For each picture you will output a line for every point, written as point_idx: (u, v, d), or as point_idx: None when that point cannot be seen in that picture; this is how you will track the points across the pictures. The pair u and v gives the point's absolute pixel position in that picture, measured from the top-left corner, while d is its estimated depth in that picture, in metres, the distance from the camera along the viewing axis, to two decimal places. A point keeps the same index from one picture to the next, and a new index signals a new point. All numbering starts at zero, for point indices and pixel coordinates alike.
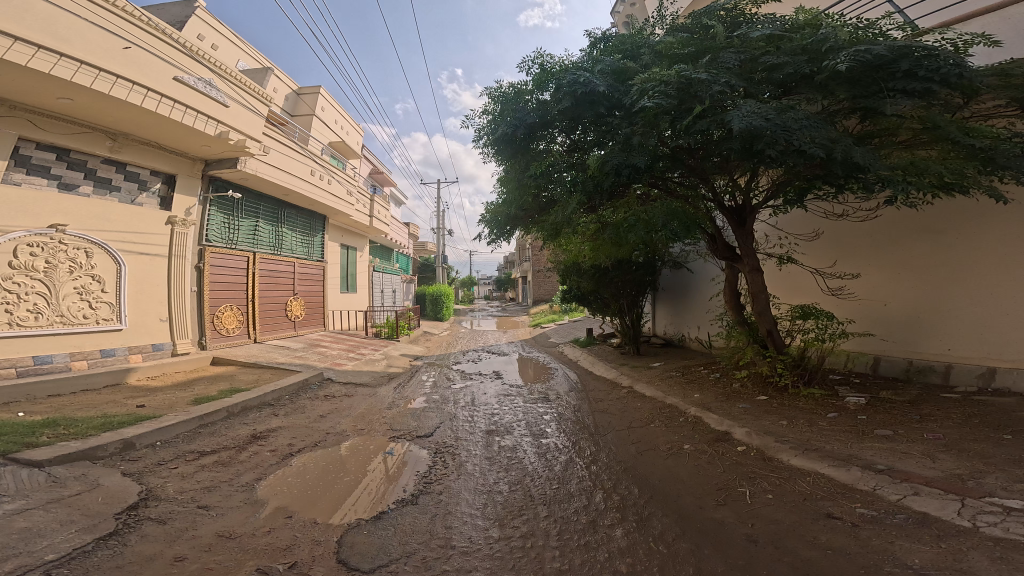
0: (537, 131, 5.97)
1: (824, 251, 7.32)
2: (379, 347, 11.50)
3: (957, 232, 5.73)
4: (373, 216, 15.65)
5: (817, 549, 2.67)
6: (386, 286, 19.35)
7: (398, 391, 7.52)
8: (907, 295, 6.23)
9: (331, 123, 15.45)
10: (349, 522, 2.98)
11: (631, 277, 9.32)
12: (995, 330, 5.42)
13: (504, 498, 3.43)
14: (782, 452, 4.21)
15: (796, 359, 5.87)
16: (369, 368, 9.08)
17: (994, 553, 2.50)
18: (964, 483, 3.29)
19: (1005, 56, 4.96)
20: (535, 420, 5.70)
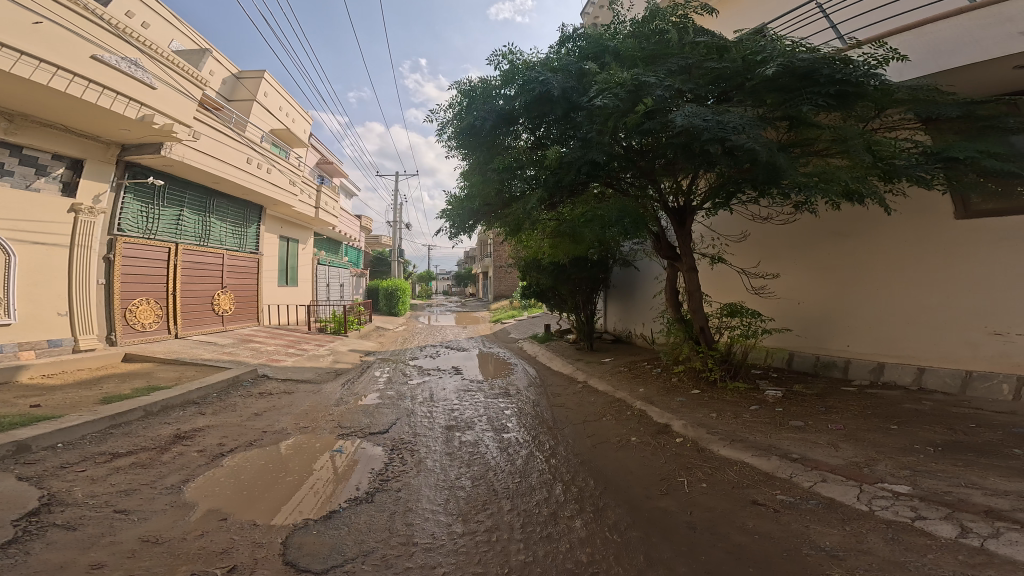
0: (505, 126, 5.91)
1: (750, 252, 7.67)
2: (325, 343, 11.20)
3: (862, 236, 6.11)
4: (319, 208, 15.28)
5: (746, 534, 2.81)
6: (334, 280, 18.91)
7: (347, 387, 7.36)
8: (820, 295, 6.61)
9: (274, 110, 14.87)
10: (294, 523, 2.89)
11: (587, 274, 9.47)
12: (891, 327, 5.85)
13: (466, 493, 3.42)
14: (712, 442, 4.40)
15: (723, 354, 6.16)
16: (311, 364, 8.84)
17: (890, 536, 2.74)
18: (861, 470, 3.56)
19: (921, 72, 5.08)
20: (496, 414, 5.70)
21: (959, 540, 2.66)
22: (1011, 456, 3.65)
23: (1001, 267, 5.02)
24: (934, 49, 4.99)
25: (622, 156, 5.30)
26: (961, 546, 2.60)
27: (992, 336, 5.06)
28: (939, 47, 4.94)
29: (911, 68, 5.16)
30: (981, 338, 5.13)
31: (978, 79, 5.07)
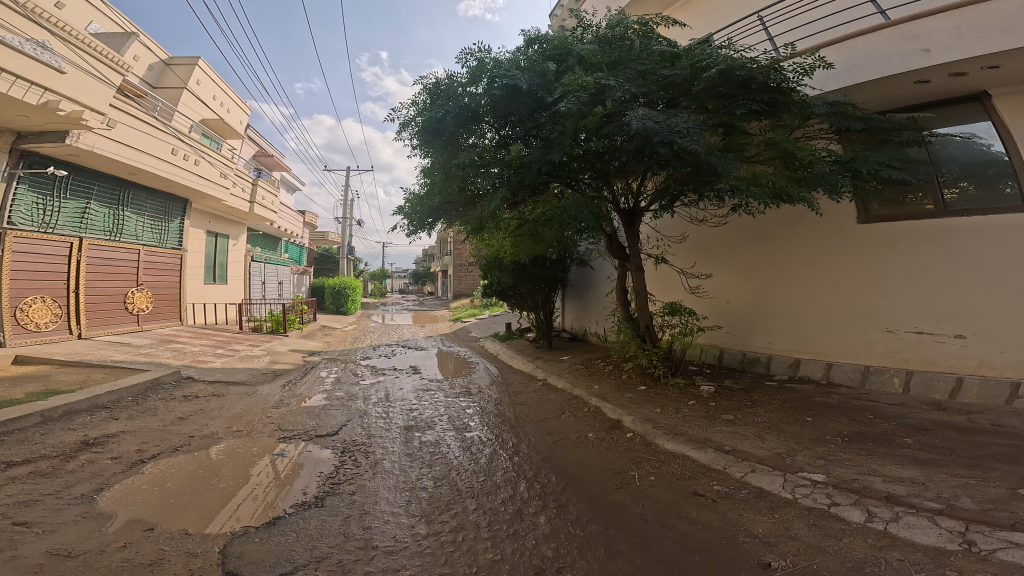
0: (469, 124, 5.80)
1: (688, 253, 7.98)
2: (259, 343, 10.72)
3: (783, 239, 6.49)
4: (255, 202, 14.60)
5: (690, 524, 2.93)
6: (272, 277, 18.16)
7: (288, 388, 7.10)
8: (746, 295, 6.96)
9: (207, 99, 14.07)
10: (233, 531, 2.76)
11: (546, 274, 9.53)
12: (805, 325, 6.26)
13: (429, 494, 3.38)
14: (658, 437, 4.55)
15: (665, 352, 6.39)
16: (244, 365, 8.45)
17: (811, 521, 2.96)
18: (784, 459, 3.80)
19: (836, 84, 5.39)
20: (457, 414, 5.66)
21: (868, 524, 2.92)
22: (908, 445, 3.99)
23: (898, 270, 5.47)
24: (855, 65, 5.24)
25: (583, 156, 5.36)
26: (869, 530, 2.86)
27: (888, 334, 5.54)
28: (857, 61, 5.20)
29: (831, 80, 5.42)
30: (879, 335, 5.59)
31: (893, 95, 5.45)
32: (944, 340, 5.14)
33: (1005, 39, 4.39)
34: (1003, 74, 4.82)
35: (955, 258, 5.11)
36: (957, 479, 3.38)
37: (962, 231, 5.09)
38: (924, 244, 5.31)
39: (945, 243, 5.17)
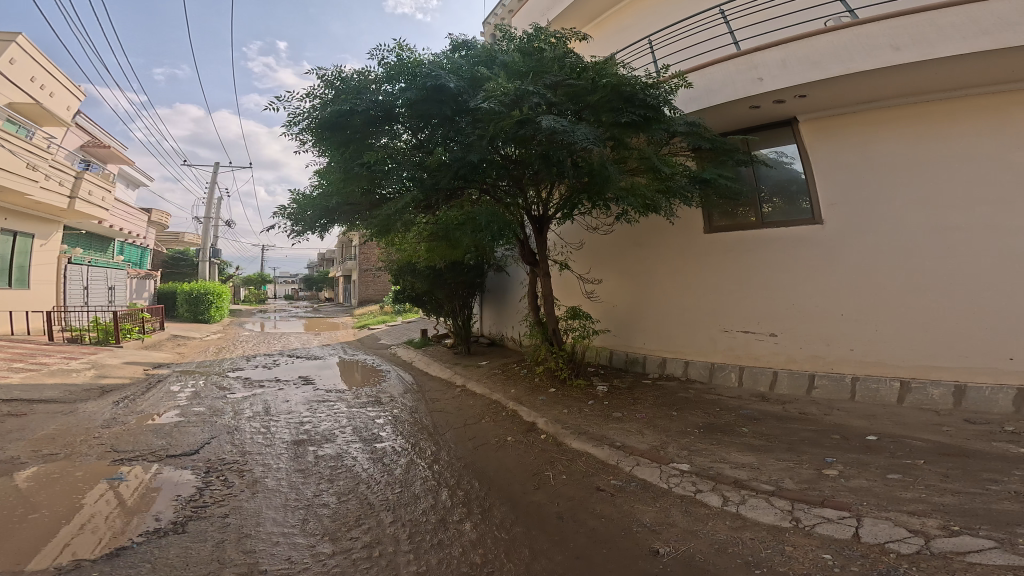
0: (380, 123, 5.49)
1: (585, 259, 8.30)
2: (81, 355, 9.23)
3: (654, 248, 7.03)
4: (75, 196, 12.65)
5: (597, 518, 3.21)
6: (98, 280, 15.79)
7: (121, 405, 6.23)
8: (627, 299, 7.44)
9: (21, 78, 12.03)
10: (65, 567, 2.39)
11: (463, 279, 9.36)
12: (667, 327, 6.85)
13: (332, 510, 3.29)
14: (567, 436, 4.76)
15: (569, 354, 6.61)
16: (61, 380, 7.24)
17: (684, 507, 3.33)
18: (660, 451, 4.15)
19: (696, 106, 5.93)
20: (364, 424, 5.51)
21: (725, 507, 3.32)
22: (745, 433, 4.51)
23: (731, 276, 6.20)
24: (711, 88, 5.78)
25: (496, 163, 5.33)
26: (725, 512, 3.25)
27: (725, 333, 6.25)
28: (711, 86, 5.76)
29: (692, 101, 5.95)
30: (718, 334, 6.31)
31: (746, 121, 6.09)
32: (763, 338, 5.94)
33: (811, 71, 5.02)
34: (815, 107, 5.59)
35: (770, 265, 5.90)
36: (785, 463, 3.89)
37: (775, 241, 5.88)
38: (751, 253, 6.06)
39: (764, 252, 5.95)
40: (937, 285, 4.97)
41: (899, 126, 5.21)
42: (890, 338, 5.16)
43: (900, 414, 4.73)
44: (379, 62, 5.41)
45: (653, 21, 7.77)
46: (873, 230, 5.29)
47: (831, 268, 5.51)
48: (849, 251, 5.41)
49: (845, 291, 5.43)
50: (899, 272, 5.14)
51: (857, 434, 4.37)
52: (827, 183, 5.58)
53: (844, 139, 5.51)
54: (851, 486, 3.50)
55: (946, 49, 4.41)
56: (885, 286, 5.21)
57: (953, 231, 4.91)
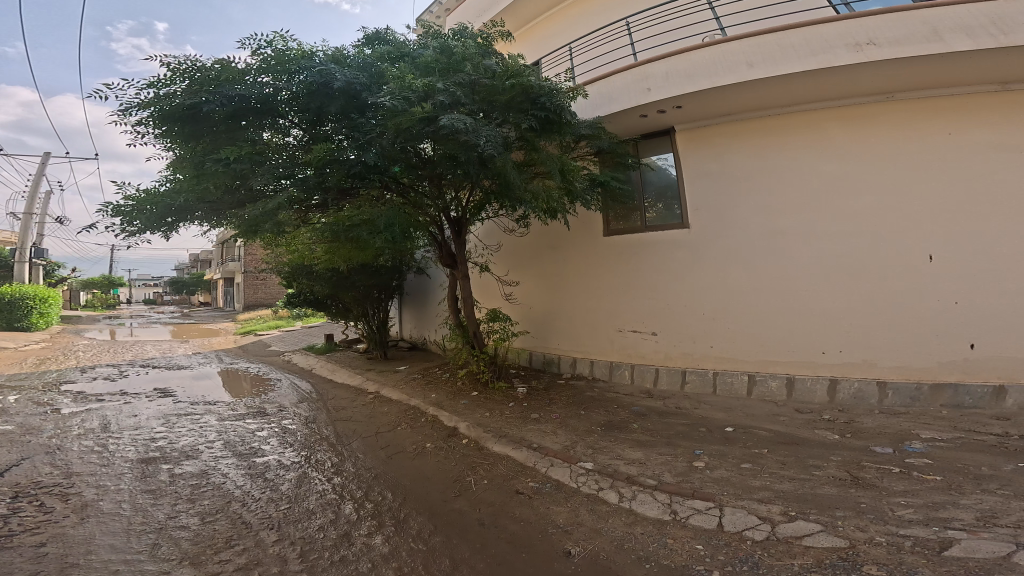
0: (255, 114, 5.07)
1: (502, 261, 8.23)
2: None
3: (566, 251, 7.15)
4: None
5: (517, 522, 3.51)
6: None
7: None
8: (543, 302, 7.50)
9: None
10: None
11: (377, 281, 8.65)
12: (576, 328, 7.05)
13: (196, 532, 3.08)
14: (489, 440, 4.95)
15: (491, 356, 6.51)
16: None
17: (590, 505, 3.72)
18: (572, 451, 4.47)
19: (600, 112, 6.03)
20: (246, 437, 5.14)
21: (620, 503, 3.71)
22: (635, 430, 4.80)
23: (624, 278, 6.53)
24: (610, 95, 5.94)
25: (405, 161, 5.16)
26: (621, 509, 3.64)
27: (619, 332, 6.57)
28: (611, 93, 5.92)
29: (592, 108, 6.10)
30: (614, 334, 6.61)
31: (635, 129, 6.41)
32: (645, 336, 6.33)
33: (688, 83, 5.34)
34: (687, 118, 5.99)
35: (651, 266, 6.29)
36: (664, 456, 4.25)
37: (657, 245, 6.26)
38: (635, 255, 6.43)
39: (646, 254, 6.34)
40: (782, 285, 5.54)
41: (749, 138, 5.74)
42: (740, 333, 5.70)
43: (750, 406, 5.27)
44: (252, 54, 4.96)
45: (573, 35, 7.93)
46: (731, 234, 5.81)
47: (694, 270, 5.99)
48: (711, 253, 5.89)
49: (707, 291, 5.91)
50: (752, 273, 5.68)
51: (716, 426, 4.79)
52: (693, 189, 6.05)
53: (708, 147, 5.98)
54: (715, 477, 3.91)
55: (788, 67, 4.91)
56: (741, 287, 5.73)
57: (793, 236, 5.50)
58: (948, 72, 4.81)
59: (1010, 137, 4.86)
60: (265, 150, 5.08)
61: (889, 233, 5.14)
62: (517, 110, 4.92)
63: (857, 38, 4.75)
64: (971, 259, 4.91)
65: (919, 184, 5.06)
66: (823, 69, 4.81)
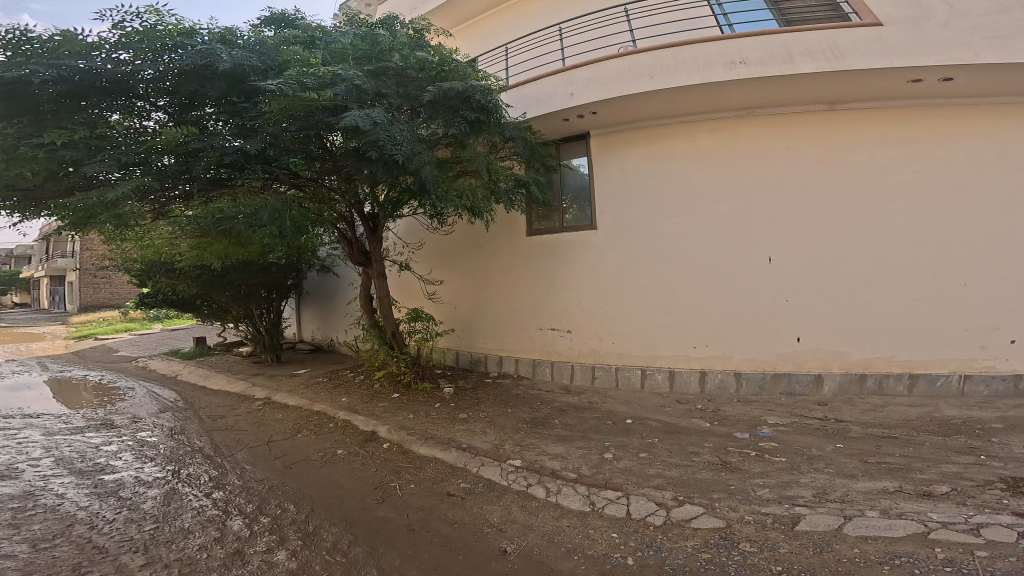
0: (105, 96, 4.53)
1: (422, 260, 8.03)
2: None
3: (490, 250, 7.12)
4: None
5: (449, 525, 3.60)
6: None
7: None
8: (467, 302, 7.42)
9: None
10: None
11: (266, 280, 8.00)
12: (500, 328, 7.06)
13: (31, 560, 2.92)
14: (414, 443, 4.91)
15: (413, 357, 6.42)
16: None
17: (521, 502, 3.88)
18: (502, 449, 4.60)
19: (528, 113, 6.05)
20: (91, 454, 4.83)
21: (547, 497, 3.91)
22: (555, 424, 4.98)
23: (540, 277, 6.66)
24: (536, 97, 5.99)
25: (303, 151, 4.87)
26: (548, 503, 3.84)
27: (540, 330, 6.68)
28: (537, 95, 5.98)
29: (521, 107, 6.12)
30: (535, 332, 6.71)
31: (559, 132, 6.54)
32: (563, 334, 6.50)
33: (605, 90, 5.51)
34: (600, 123, 6.20)
35: (566, 265, 6.46)
36: (580, 450, 4.49)
37: (569, 245, 6.46)
38: (553, 254, 6.58)
39: (562, 253, 6.51)
40: (671, 281, 5.90)
41: (644, 144, 6.07)
42: (640, 328, 6.02)
43: (641, 398, 5.64)
44: (113, 25, 4.37)
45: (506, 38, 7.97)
46: (633, 235, 6.10)
47: (600, 269, 6.26)
48: (614, 254, 6.18)
49: (614, 288, 6.18)
50: (647, 269, 6.00)
51: (617, 418, 5.09)
52: (601, 192, 6.29)
53: (614, 154, 6.24)
54: (621, 467, 4.20)
55: (677, 80, 5.27)
56: (640, 282, 6.04)
57: (683, 237, 5.87)
58: (803, 88, 5.46)
59: (854, 147, 5.59)
60: (104, 132, 4.42)
61: (766, 233, 5.64)
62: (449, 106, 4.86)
63: (732, 56, 5.26)
64: (832, 255, 5.54)
65: (787, 189, 5.64)
66: (707, 82, 5.22)
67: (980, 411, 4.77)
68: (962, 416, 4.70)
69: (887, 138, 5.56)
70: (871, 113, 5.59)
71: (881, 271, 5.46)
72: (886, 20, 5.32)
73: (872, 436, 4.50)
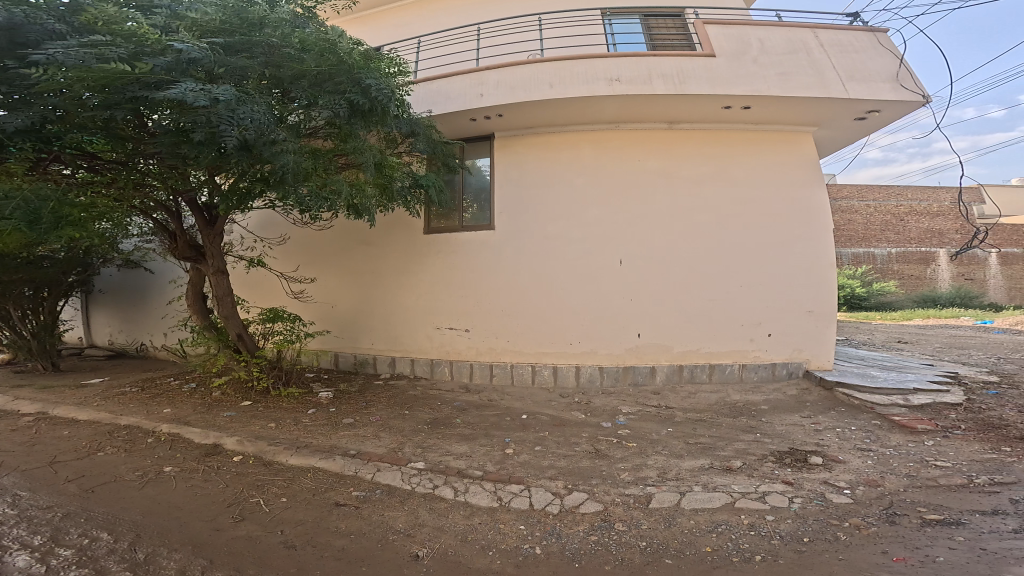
0: None
1: (289, 256, 8.14)
2: None
3: (377, 247, 7.43)
4: None
5: (343, 537, 3.51)
6: None
7: None
8: (350, 300, 7.62)
9: None
10: None
11: (41, 276, 7.69)
12: (391, 327, 7.34)
13: None
14: (279, 454, 4.73)
15: (272, 362, 6.45)
16: None
17: (428, 505, 4.02)
18: (399, 454, 4.78)
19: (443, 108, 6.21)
20: None
21: (456, 497, 4.13)
22: (458, 424, 5.43)
23: (438, 275, 7.05)
24: (443, 94, 6.24)
25: (109, 132, 4.22)
26: (457, 503, 4.06)
27: (437, 330, 7.06)
28: (447, 92, 6.24)
29: (438, 104, 6.26)
30: (432, 332, 7.08)
31: (465, 130, 6.91)
32: (461, 333, 6.93)
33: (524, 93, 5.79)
34: (505, 127, 6.74)
35: (466, 265, 6.92)
36: (483, 447, 4.89)
37: (469, 244, 6.92)
38: (450, 255, 7.00)
39: (460, 253, 6.95)
40: (555, 283, 6.63)
41: (535, 154, 6.76)
42: (530, 324, 6.68)
43: (535, 394, 6.31)
44: None
45: (411, 35, 8.01)
46: (525, 238, 6.73)
47: (495, 272, 6.80)
48: (512, 255, 6.75)
49: (505, 287, 6.77)
50: (539, 272, 6.67)
51: (517, 414, 5.69)
52: (501, 193, 6.84)
53: (514, 159, 6.84)
54: (521, 461, 4.69)
55: (574, 91, 5.78)
56: (531, 285, 6.69)
57: (563, 239, 6.63)
58: (656, 106, 6.30)
59: (686, 162, 6.66)
60: None
61: (626, 236, 6.56)
62: (331, 90, 4.78)
63: (611, 74, 5.85)
64: (669, 257, 6.57)
65: (642, 198, 6.59)
66: (590, 97, 5.80)
67: (755, 395, 6.25)
68: (743, 399, 6.15)
69: (709, 155, 6.72)
70: (704, 132, 6.74)
71: (705, 271, 6.62)
72: (714, 51, 6.24)
73: (690, 420, 5.64)
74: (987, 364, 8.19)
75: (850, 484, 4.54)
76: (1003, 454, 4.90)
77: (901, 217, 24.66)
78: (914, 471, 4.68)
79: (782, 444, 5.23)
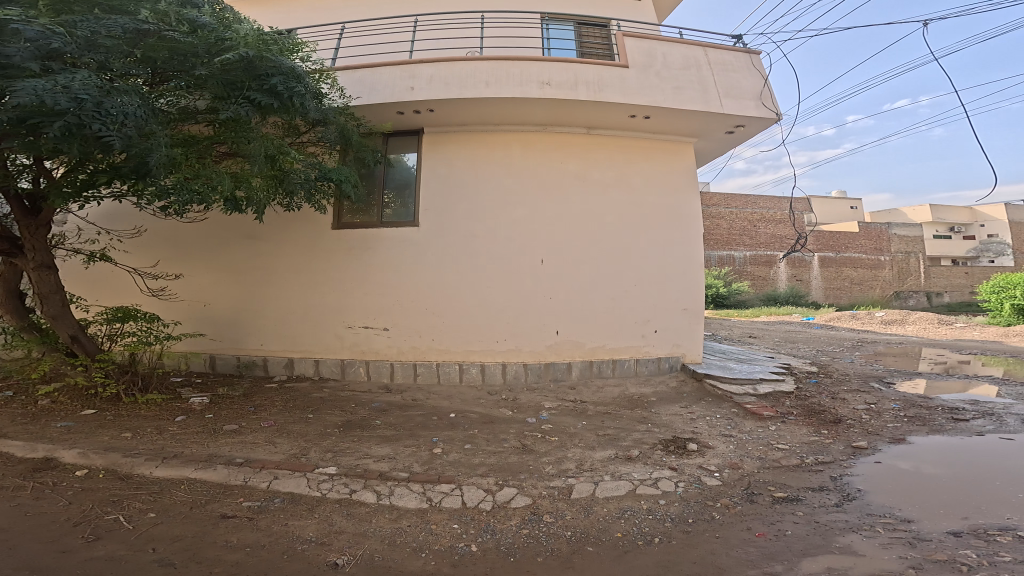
0: None
1: (147, 251, 7.63)
2: None
3: (268, 241, 7.18)
4: None
5: (237, 551, 3.37)
6: None
7: None
8: (231, 296, 7.28)
9: None
10: None
11: None
12: (288, 327, 7.10)
13: None
14: (139, 466, 4.42)
15: (124, 366, 5.89)
16: None
17: (344, 511, 4.03)
18: (301, 460, 4.73)
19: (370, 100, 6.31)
20: None
21: (380, 501, 4.22)
22: (378, 426, 5.55)
23: (352, 272, 6.98)
24: (370, 86, 6.34)
25: None
26: (382, 506, 4.15)
27: (349, 329, 6.98)
28: (374, 85, 6.32)
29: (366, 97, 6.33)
30: (342, 331, 6.98)
31: (394, 123, 7.02)
32: (378, 332, 6.93)
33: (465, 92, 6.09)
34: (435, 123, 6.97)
35: (381, 264, 6.94)
36: (408, 448, 5.05)
37: (392, 240, 6.96)
38: (360, 253, 6.98)
39: (374, 251, 6.96)
40: (474, 283, 6.92)
41: (466, 155, 7.02)
42: (453, 321, 6.90)
43: (463, 392, 6.55)
44: None
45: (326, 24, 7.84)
46: (445, 238, 6.93)
47: (412, 270, 6.92)
48: (433, 254, 6.92)
49: (422, 286, 6.92)
50: (457, 274, 6.91)
51: (445, 413, 5.94)
52: (426, 189, 6.99)
53: (438, 159, 7.02)
54: (451, 460, 4.96)
55: (504, 91, 6.10)
56: (448, 285, 6.91)
57: (481, 240, 6.93)
58: (577, 113, 6.79)
59: (596, 168, 7.19)
60: None
61: (540, 236, 6.99)
62: (225, 84, 4.59)
63: (543, 77, 6.23)
64: (580, 258, 7.09)
65: (556, 201, 7.05)
66: (524, 99, 6.16)
67: (646, 388, 7.01)
68: (637, 391, 6.90)
69: (616, 163, 7.28)
70: (611, 141, 7.28)
71: (609, 272, 7.21)
72: (628, 63, 6.64)
73: (599, 413, 6.25)
74: (811, 356, 9.95)
75: (718, 467, 5.28)
76: (823, 436, 6.09)
77: (754, 223, 27.89)
78: (763, 454, 5.58)
79: (667, 433, 5.95)
